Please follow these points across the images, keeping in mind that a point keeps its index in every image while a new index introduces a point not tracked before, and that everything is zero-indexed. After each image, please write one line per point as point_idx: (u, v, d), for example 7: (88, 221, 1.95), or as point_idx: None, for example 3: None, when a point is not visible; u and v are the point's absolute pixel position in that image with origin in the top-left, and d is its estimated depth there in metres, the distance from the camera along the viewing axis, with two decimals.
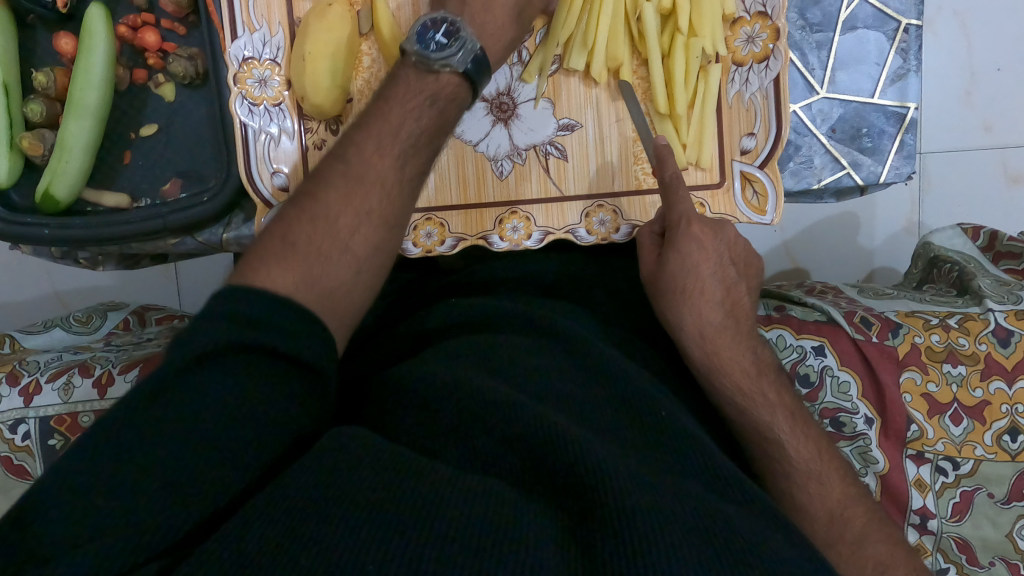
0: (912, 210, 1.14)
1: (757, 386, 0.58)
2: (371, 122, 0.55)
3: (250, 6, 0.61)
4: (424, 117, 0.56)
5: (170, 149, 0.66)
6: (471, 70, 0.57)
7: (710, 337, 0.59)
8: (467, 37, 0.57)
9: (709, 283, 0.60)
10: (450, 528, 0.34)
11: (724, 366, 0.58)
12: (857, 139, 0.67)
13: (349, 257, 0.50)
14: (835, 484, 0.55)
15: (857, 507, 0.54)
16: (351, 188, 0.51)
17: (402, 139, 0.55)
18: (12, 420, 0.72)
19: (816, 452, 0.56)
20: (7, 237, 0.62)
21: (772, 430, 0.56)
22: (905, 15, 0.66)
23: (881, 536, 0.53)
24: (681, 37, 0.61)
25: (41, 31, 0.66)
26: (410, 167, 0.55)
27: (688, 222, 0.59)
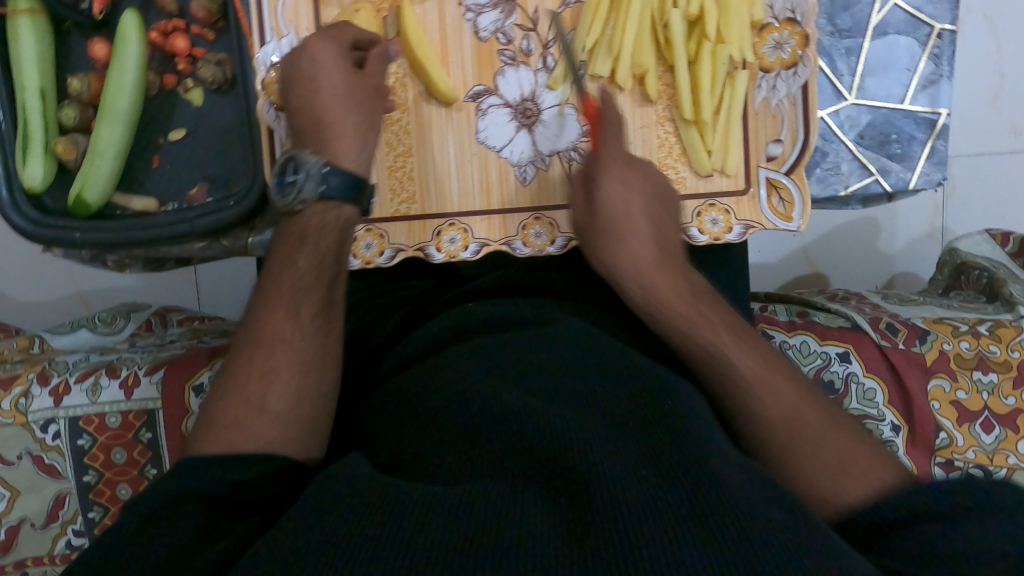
0: (935, 215, 1.12)
1: (697, 311, 0.54)
2: (264, 290, 0.54)
3: (279, 11, 0.62)
4: (302, 259, 0.54)
5: (198, 154, 0.66)
6: (327, 190, 0.55)
7: (645, 271, 0.56)
8: (309, 163, 0.55)
9: (639, 220, 0.58)
10: (444, 532, 0.36)
11: (663, 300, 0.55)
12: (886, 145, 0.67)
13: (268, 417, 0.48)
14: (788, 394, 0.49)
15: (811, 410, 0.49)
16: (249, 358, 0.50)
17: (290, 288, 0.53)
18: (43, 420, 0.74)
19: (763, 364, 0.51)
20: (41, 241, 0.65)
21: (721, 351, 0.52)
22: (938, 20, 0.65)
23: (841, 431, 0.47)
24: (709, 44, 0.61)
25: (76, 38, 0.67)
26: (306, 311, 0.53)
27: (616, 162, 0.59)
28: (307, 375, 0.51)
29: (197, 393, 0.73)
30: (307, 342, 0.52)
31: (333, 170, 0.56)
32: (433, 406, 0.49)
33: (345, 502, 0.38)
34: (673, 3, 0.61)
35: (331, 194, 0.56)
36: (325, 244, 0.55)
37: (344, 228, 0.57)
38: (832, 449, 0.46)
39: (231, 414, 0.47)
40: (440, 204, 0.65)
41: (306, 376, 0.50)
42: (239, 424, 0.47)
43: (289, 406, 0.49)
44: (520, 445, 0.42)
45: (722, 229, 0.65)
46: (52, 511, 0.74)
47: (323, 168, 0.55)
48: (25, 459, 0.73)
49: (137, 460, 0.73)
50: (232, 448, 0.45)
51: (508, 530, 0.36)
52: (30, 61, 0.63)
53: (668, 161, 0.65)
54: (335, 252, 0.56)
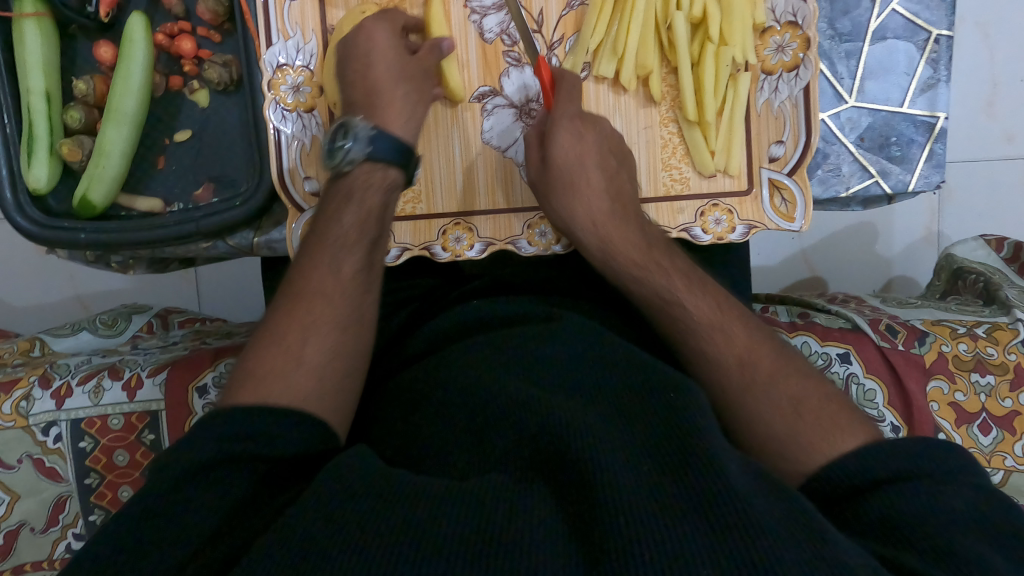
0: (931, 219, 1.13)
1: (649, 258, 0.59)
2: (313, 244, 0.55)
3: (285, 13, 0.62)
4: (347, 216, 0.56)
5: (203, 154, 0.67)
6: (372, 151, 0.57)
7: (600, 222, 0.60)
8: (358, 127, 0.57)
9: (593, 173, 0.61)
10: (454, 531, 0.36)
11: (618, 248, 0.59)
12: (886, 147, 0.67)
13: (305, 369, 0.48)
14: (739, 333, 0.54)
15: (763, 351, 0.53)
16: (290, 311, 0.51)
17: (334, 244, 0.55)
18: (44, 423, 0.73)
19: (716, 307, 0.56)
20: (44, 242, 0.64)
21: (668, 291, 0.57)
22: (936, 25, 0.66)
23: (790, 372, 0.51)
24: (712, 46, 0.62)
25: (81, 40, 0.68)
26: (347, 267, 0.54)
27: (569, 117, 0.61)
28: (344, 332, 0.51)
29: (201, 395, 0.74)
30: (344, 299, 0.53)
31: (379, 135, 0.57)
32: (440, 404, 0.49)
33: (353, 499, 0.38)
34: (676, 5, 0.62)
35: (374, 155, 0.57)
36: (368, 203, 0.57)
37: (389, 190, 0.58)
38: (785, 388, 0.50)
39: (268, 364, 0.48)
40: (445, 203, 0.66)
41: (343, 334, 0.51)
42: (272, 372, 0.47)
43: (325, 360, 0.49)
44: (520, 438, 0.43)
45: (725, 229, 0.66)
46: (52, 515, 0.74)
47: (369, 131, 0.57)
48: (26, 462, 0.73)
49: (140, 461, 0.73)
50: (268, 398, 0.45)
51: (518, 529, 0.37)
52: (34, 63, 0.63)
53: (671, 161, 0.66)
54: (378, 213, 0.57)
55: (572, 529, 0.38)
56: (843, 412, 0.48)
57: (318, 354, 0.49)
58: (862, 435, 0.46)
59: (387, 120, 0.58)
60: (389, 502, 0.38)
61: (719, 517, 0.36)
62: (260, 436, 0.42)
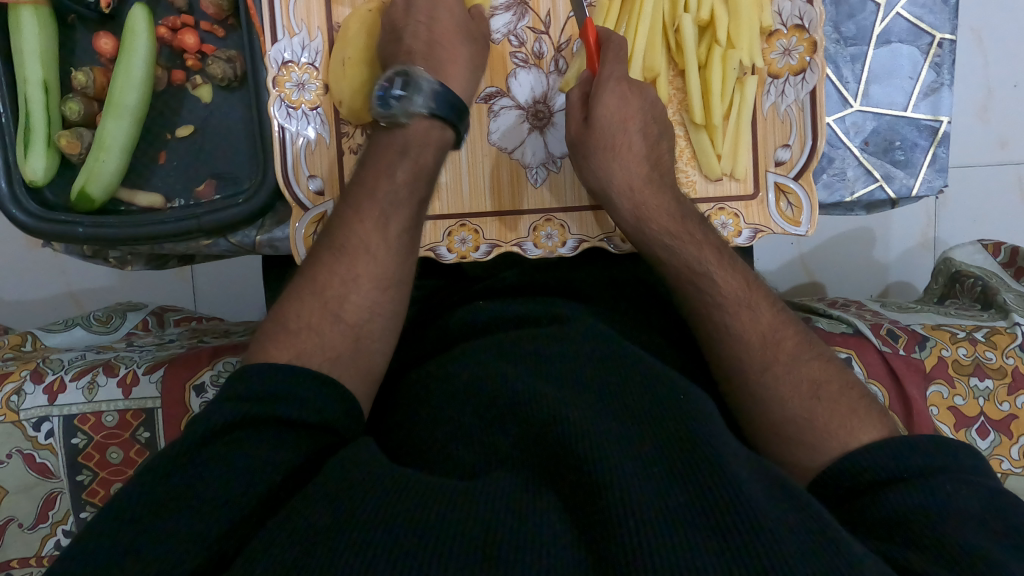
0: (928, 224, 1.14)
1: (683, 228, 0.60)
2: (354, 197, 0.58)
3: (290, 9, 0.62)
4: (400, 172, 0.58)
5: (204, 150, 0.66)
6: (436, 108, 0.59)
7: (638, 189, 0.61)
8: (421, 79, 0.58)
9: (634, 138, 0.61)
10: (463, 532, 0.36)
11: (652, 215, 0.61)
12: (890, 151, 0.68)
13: (342, 328, 0.52)
14: (765, 311, 0.56)
15: (789, 332, 0.54)
16: (325, 262, 0.55)
17: (375, 198, 0.57)
18: (36, 418, 0.72)
19: (745, 284, 0.57)
20: (41, 236, 0.63)
21: (700, 264, 0.59)
22: (939, 29, 0.67)
23: (816, 355, 0.53)
24: (719, 49, 0.62)
25: (81, 31, 0.67)
26: (393, 226, 0.57)
27: (616, 80, 0.61)
28: (384, 292, 0.56)
29: (199, 393, 0.73)
30: (390, 257, 0.57)
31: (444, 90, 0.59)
32: (452, 400, 0.49)
33: (352, 507, 0.38)
34: (684, 8, 0.62)
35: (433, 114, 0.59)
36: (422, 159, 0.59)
37: (441, 149, 0.60)
38: (808, 369, 0.52)
39: (306, 319, 0.52)
40: (450, 205, 0.65)
41: (381, 293, 0.55)
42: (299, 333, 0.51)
43: (362, 319, 0.54)
44: (519, 442, 0.43)
45: (731, 233, 0.66)
46: (42, 511, 0.72)
47: (433, 86, 0.59)
48: (15, 457, 0.72)
49: (134, 459, 0.73)
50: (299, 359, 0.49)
51: (525, 530, 0.36)
52: (31, 53, 0.62)
53: (678, 164, 0.66)
54: (428, 171, 0.60)
55: (576, 530, 0.38)
56: (865, 404, 0.49)
57: (349, 319, 0.53)
58: (871, 428, 0.47)
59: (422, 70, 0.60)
60: (397, 496, 0.38)
61: (721, 517, 0.36)
62: (266, 427, 0.44)
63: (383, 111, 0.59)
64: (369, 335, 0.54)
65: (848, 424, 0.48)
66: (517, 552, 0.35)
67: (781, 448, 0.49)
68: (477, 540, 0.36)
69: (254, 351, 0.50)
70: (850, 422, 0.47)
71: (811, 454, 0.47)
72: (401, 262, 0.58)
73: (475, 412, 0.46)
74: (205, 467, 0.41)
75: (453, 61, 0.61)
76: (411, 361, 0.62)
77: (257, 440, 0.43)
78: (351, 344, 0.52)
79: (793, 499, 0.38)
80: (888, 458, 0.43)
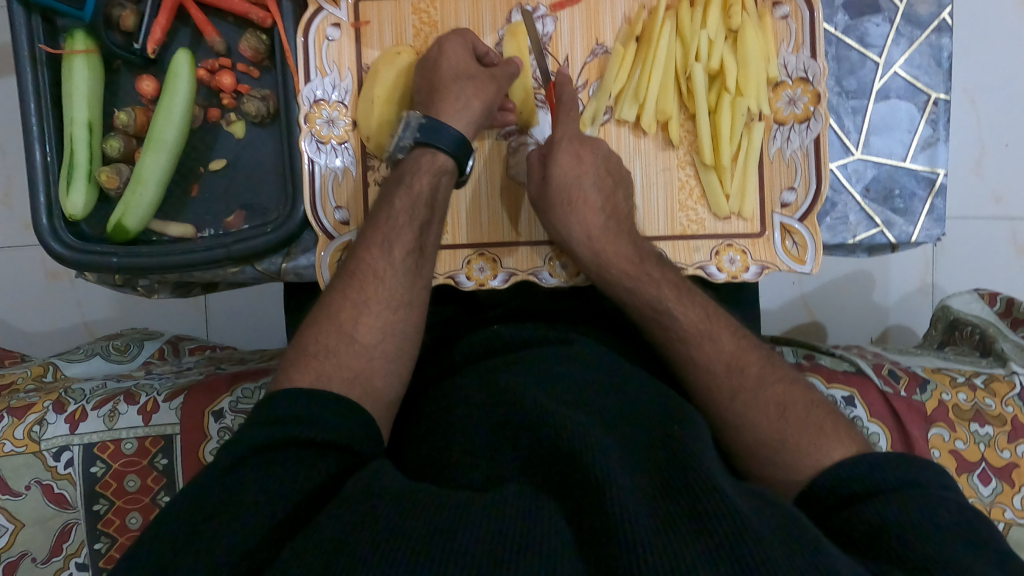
0: (926, 271, 1.16)
1: (641, 270, 0.64)
2: (372, 224, 0.62)
3: (323, 52, 0.67)
4: (397, 200, 0.62)
5: (235, 183, 0.69)
6: (421, 137, 0.63)
7: (596, 237, 0.65)
8: (408, 116, 0.63)
9: (590, 192, 0.66)
10: (476, 539, 0.37)
11: (610, 259, 0.65)
12: (889, 199, 0.71)
13: (357, 348, 0.55)
14: (728, 341, 0.58)
15: (752, 357, 0.57)
16: (347, 286, 0.58)
17: (388, 225, 0.61)
18: (57, 447, 0.73)
19: (704, 316, 0.61)
20: (75, 266, 0.66)
21: (659, 301, 0.62)
22: (934, 89, 0.70)
23: (776, 381, 0.55)
24: (729, 96, 0.65)
25: (125, 74, 0.70)
26: (398, 249, 0.60)
27: (569, 140, 0.66)
28: (396, 312, 0.58)
29: (217, 418, 0.74)
30: (398, 280, 0.59)
31: (430, 122, 0.63)
32: (469, 414, 0.51)
33: (371, 518, 0.39)
34: (696, 56, 0.65)
35: (423, 142, 0.63)
36: (417, 188, 0.62)
37: (437, 174, 0.63)
38: (772, 393, 0.54)
39: (323, 342, 0.54)
40: (470, 235, 0.69)
41: (393, 313, 0.58)
42: (326, 350, 0.54)
43: (375, 341, 0.56)
44: (527, 457, 0.44)
45: (738, 269, 0.68)
46: (56, 543, 0.73)
47: (417, 119, 0.63)
48: (34, 488, 0.72)
49: (151, 487, 0.73)
50: (327, 385, 0.51)
51: (537, 534, 0.38)
52: (80, 97, 0.66)
53: (688, 203, 0.69)
54: (426, 198, 0.62)
55: (577, 539, 0.39)
56: (830, 421, 0.51)
57: (372, 338, 0.56)
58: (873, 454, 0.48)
59: (444, 111, 0.64)
60: (413, 510, 0.40)
61: (709, 529, 0.37)
62: (283, 454, 0.45)
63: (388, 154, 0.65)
64: (383, 354, 0.56)
65: (817, 441, 0.49)
66: (517, 552, 0.37)
67: (776, 477, 0.50)
68: (489, 546, 0.37)
69: (282, 376, 0.52)
70: (850, 446, 0.49)
71: (787, 472, 0.49)
72: (411, 281, 0.60)
73: (487, 433, 0.48)
74: (232, 487, 0.43)
75: (471, 101, 0.64)
76: (422, 386, 0.64)
77: (277, 463, 0.45)
78: (366, 364, 0.54)
79: (776, 509, 0.40)
80: (863, 472, 0.45)
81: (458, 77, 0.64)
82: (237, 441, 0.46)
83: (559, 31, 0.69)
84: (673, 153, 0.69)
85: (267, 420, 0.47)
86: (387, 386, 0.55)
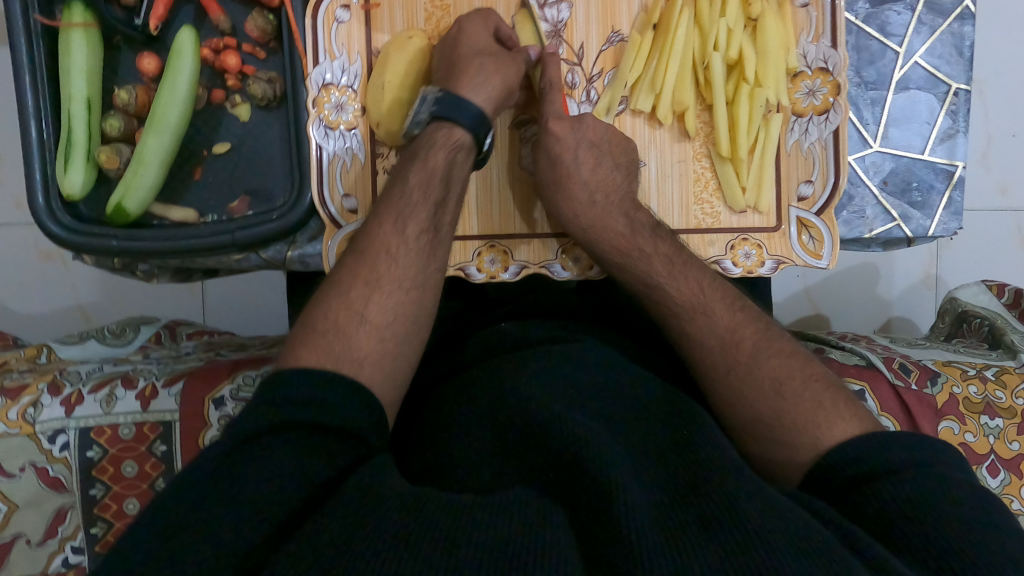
0: (930, 263, 1.16)
1: (632, 244, 0.63)
2: (384, 201, 0.61)
3: (333, 34, 0.66)
4: (411, 176, 0.61)
5: (239, 167, 0.67)
6: (437, 111, 0.62)
7: (582, 214, 0.64)
8: (424, 92, 0.63)
9: (576, 169, 0.64)
10: (486, 542, 0.36)
11: (601, 236, 0.64)
12: (907, 192, 0.70)
13: (367, 327, 0.53)
14: (721, 315, 0.57)
15: (747, 331, 0.55)
16: (358, 262, 0.57)
17: (402, 202, 0.60)
18: (52, 430, 0.72)
19: (699, 288, 0.59)
20: (73, 248, 0.64)
21: (652, 278, 0.61)
22: (955, 79, 0.69)
23: (774, 353, 0.54)
24: (747, 86, 0.64)
25: (126, 51, 0.68)
26: (412, 225, 0.59)
27: (555, 120, 0.65)
28: (407, 292, 0.57)
29: (217, 406, 0.73)
30: (412, 257, 0.58)
31: (446, 95, 0.62)
32: (485, 406, 0.50)
33: (376, 513, 0.38)
34: (714, 46, 0.64)
35: (440, 114, 0.62)
36: (432, 163, 0.61)
37: (453, 150, 0.62)
38: (774, 371, 0.53)
39: (332, 319, 0.53)
40: (480, 226, 0.68)
41: (404, 294, 0.56)
42: (338, 329, 0.52)
43: (387, 320, 0.54)
44: (532, 465, 0.43)
45: (754, 263, 0.68)
46: (51, 526, 0.72)
47: (434, 94, 0.62)
48: (29, 470, 0.71)
49: (149, 473, 0.72)
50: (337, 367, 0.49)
51: (539, 533, 0.37)
52: (78, 72, 0.64)
53: (703, 196, 0.68)
54: (441, 173, 0.61)
55: (580, 542, 0.38)
56: (829, 395, 0.50)
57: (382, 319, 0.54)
58: None
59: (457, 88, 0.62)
60: (417, 508, 0.38)
61: (721, 529, 0.36)
62: (283, 437, 0.44)
63: (404, 131, 0.64)
64: (394, 336, 0.54)
65: (803, 422, 0.48)
66: (519, 546, 0.35)
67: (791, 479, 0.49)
68: (496, 550, 0.35)
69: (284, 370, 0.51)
70: None
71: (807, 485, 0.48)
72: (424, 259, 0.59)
73: (494, 432, 0.47)
74: (232, 480, 0.41)
75: (491, 76, 0.63)
76: (431, 380, 0.63)
77: (275, 450, 0.43)
78: (377, 345, 0.53)
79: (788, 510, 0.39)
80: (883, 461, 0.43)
81: (474, 54, 0.63)
82: (238, 425, 0.44)
83: (575, 17, 0.67)
84: (689, 144, 0.68)
85: (263, 405, 0.45)
86: (397, 368, 0.54)
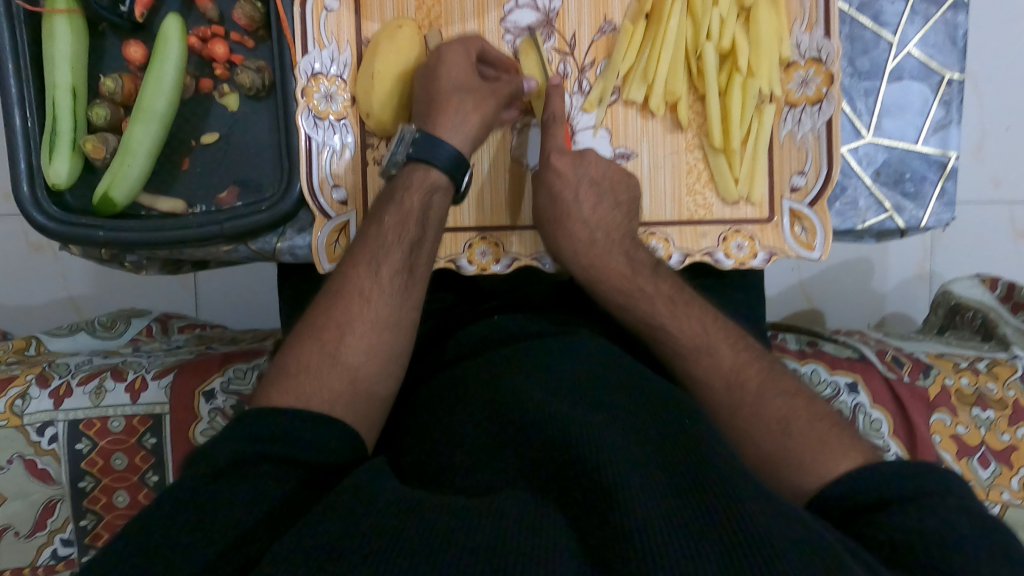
0: (924, 257, 1.16)
1: (633, 284, 0.62)
2: (357, 245, 0.59)
3: (322, 23, 0.65)
4: (387, 216, 0.60)
5: (228, 157, 0.67)
6: (413, 154, 0.62)
7: (584, 253, 0.64)
8: (403, 130, 0.62)
9: (577, 207, 0.64)
10: (479, 548, 0.35)
11: (600, 274, 0.64)
12: (900, 183, 0.69)
13: None
14: (725, 354, 0.57)
15: (751, 371, 0.56)
16: (331, 307, 0.56)
17: (375, 243, 0.59)
18: (40, 422, 0.71)
19: (702, 329, 0.59)
20: (61, 239, 0.63)
21: (653, 318, 0.61)
22: (949, 68, 0.69)
23: (775, 393, 0.54)
24: (740, 77, 0.64)
25: (112, 38, 0.68)
26: (387, 267, 0.58)
27: (557, 154, 0.64)
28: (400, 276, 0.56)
29: (207, 399, 0.73)
30: (385, 299, 0.57)
31: (423, 138, 0.61)
32: (480, 398, 0.50)
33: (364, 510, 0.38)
34: (707, 35, 0.63)
35: (415, 157, 0.62)
36: (408, 206, 0.60)
37: (430, 192, 0.61)
38: (772, 407, 0.53)
39: None
40: (471, 217, 0.67)
41: (376, 335, 0.55)
42: None
43: None
44: (528, 460, 0.43)
45: (747, 255, 0.67)
46: (40, 519, 0.71)
47: (410, 134, 0.62)
48: (17, 463, 0.71)
49: (139, 466, 0.72)
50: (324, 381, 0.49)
51: (535, 537, 0.36)
52: (63, 59, 0.63)
53: (696, 187, 0.68)
54: (417, 215, 0.60)
55: (580, 539, 0.38)
56: None
57: None
58: (857, 455, 0.47)
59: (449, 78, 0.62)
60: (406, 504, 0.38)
61: (721, 523, 0.36)
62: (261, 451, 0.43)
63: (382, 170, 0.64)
64: None
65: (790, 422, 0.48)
66: (520, 547, 0.35)
67: (780, 471, 0.49)
68: (494, 549, 0.35)
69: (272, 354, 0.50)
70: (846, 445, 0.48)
71: (796, 478, 0.48)
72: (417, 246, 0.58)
73: (488, 424, 0.47)
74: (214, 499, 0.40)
75: (469, 117, 0.63)
76: (421, 373, 0.62)
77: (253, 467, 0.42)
78: None
79: (775, 502, 0.38)
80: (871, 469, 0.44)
81: (455, 88, 0.62)
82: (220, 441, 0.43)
83: (566, 8, 0.67)
84: (682, 134, 0.67)
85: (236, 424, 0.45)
86: None
